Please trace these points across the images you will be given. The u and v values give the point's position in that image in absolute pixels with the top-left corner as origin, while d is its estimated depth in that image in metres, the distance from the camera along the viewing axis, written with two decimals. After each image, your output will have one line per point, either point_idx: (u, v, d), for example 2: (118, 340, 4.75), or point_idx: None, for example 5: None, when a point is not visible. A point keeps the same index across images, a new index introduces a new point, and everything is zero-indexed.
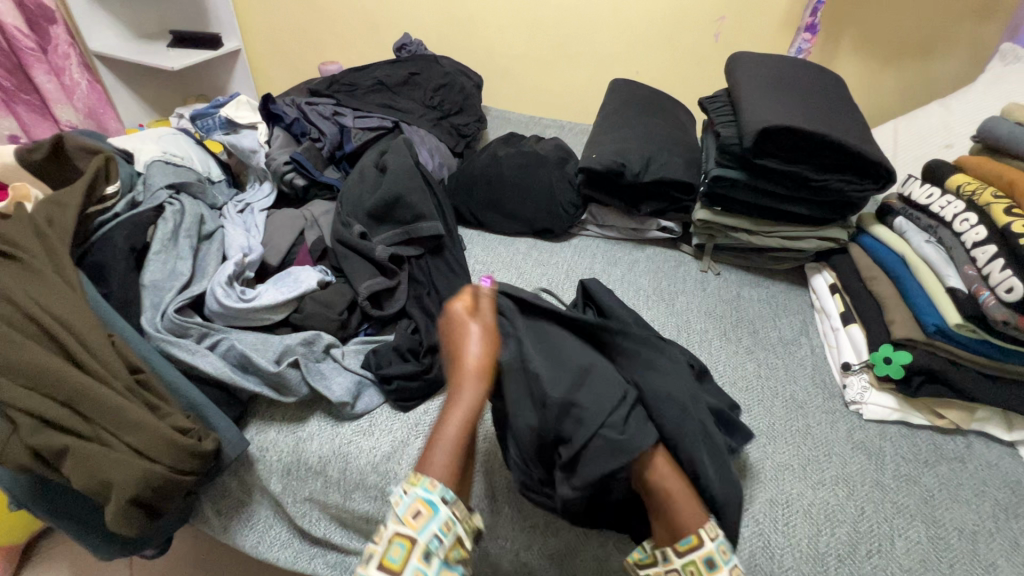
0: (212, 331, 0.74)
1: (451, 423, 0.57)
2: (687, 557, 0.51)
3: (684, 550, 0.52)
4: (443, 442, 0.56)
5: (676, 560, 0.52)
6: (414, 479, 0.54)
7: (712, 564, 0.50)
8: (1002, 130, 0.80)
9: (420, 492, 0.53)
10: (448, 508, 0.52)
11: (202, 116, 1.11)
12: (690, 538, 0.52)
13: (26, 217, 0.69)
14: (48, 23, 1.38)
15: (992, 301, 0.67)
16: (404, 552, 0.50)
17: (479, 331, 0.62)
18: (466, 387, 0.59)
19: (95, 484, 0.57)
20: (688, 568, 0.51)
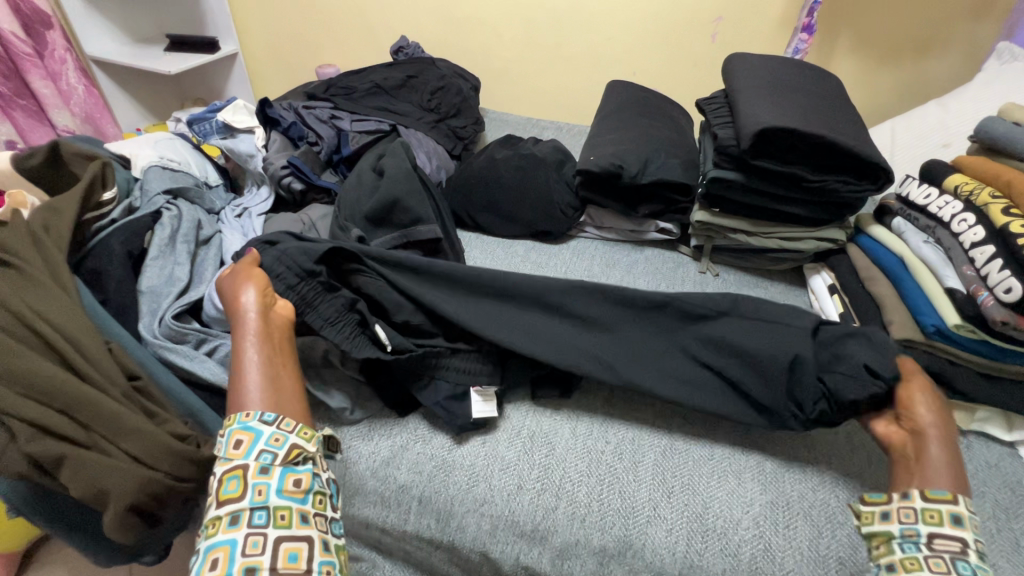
0: (210, 337, 0.74)
1: (248, 353, 0.62)
2: (935, 504, 0.56)
3: (932, 498, 0.56)
4: (244, 373, 0.60)
5: (917, 500, 0.57)
6: (229, 419, 0.57)
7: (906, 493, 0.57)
8: (999, 130, 0.80)
9: (239, 425, 0.56)
10: (270, 427, 0.56)
11: (199, 121, 1.10)
12: (942, 492, 0.56)
13: (21, 224, 0.69)
14: (44, 28, 1.38)
15: (991, 302, 0.67)
16: (239, 480, 0.53)
17: (255, 278, 0.68)
18: (247, 327, 0.64)
19: (92, 493, 0.57)
20: (929, 512, 0.55)
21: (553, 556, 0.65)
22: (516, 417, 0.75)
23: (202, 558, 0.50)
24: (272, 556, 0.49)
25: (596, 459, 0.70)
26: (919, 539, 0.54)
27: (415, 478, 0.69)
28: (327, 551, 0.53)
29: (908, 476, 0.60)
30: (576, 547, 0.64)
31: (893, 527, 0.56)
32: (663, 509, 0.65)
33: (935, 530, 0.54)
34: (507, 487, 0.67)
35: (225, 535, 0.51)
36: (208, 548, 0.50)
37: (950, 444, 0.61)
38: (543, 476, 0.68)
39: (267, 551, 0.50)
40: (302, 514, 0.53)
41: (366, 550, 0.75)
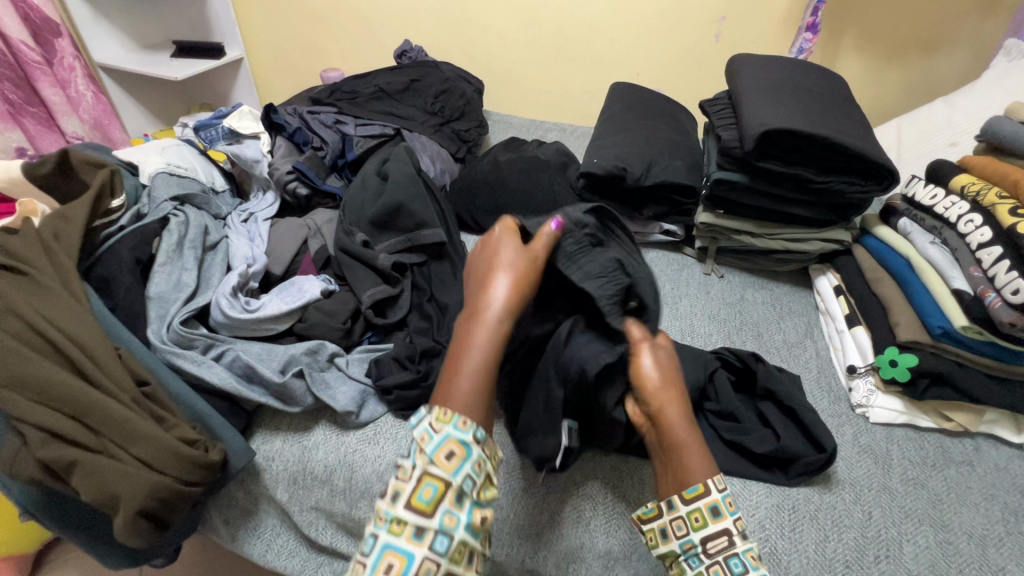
0: (217, 342, 0.74)
1: (479, 347, 0.52)
2: (693, 505, 0.52)
3: (690, 499, 0.53)
4: (467, 370, 0.51)
5: (679, 507, 0.53)
6: (444, 416, 0.49)
7: (671, 504, 0.54)
8: (1006, 129, 0.80)
9: (453, 432, 0.48)
10: (479, 450, 0.49)
11: (205, 127, 1.12)
12: (697, 486, 0.52)
13: (32, 232, 0.70)
14: (53, 36, 1.40)
15: (999, 304, 0.66)
16: (439, 495, 0.47)
17: (511, 260, 0.56)
18: (488, 322, 0.53)
19: (104, 497, 0.58)
20: (693, 516, 0.52)
21: (558, 560, 0.65)
22: None
23: (378, 552, 0.46)
24: None
25: (599, 463, 0.69)
26: (698, 551, 0.51)
27: None
28: None
29: (665, 477, 0.55)
30: (582, 550, 0.64)
31: (675, 545, 0.53)
32: None
33: (704, 535, 0.51)
34: (512, 491, 0.68)
35: (406, 542, 0.45)
36: (384, 546, 0.46)
37: (691, 419, 0.55)
38: (549, 480, 0.68)
39: None
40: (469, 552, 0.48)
41: None
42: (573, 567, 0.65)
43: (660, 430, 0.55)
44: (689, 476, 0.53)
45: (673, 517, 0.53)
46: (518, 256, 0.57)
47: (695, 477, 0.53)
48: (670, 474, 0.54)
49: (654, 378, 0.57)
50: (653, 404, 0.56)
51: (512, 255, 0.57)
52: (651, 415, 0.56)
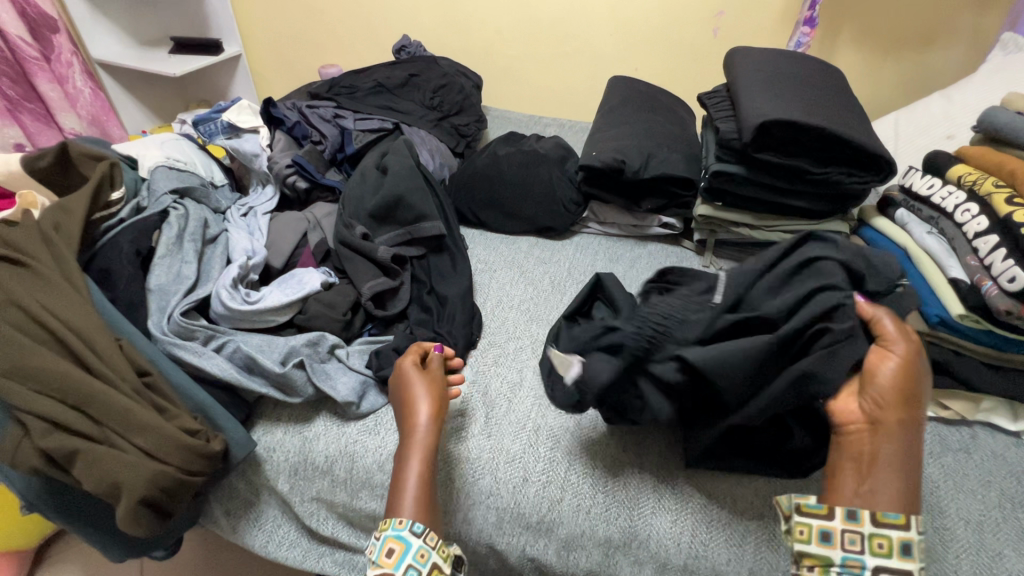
0: (218, 333, 0.75)
1: (413, 463, 0.60)
2: (885, 529, 0.48)
3: (882, 522, 0.48)
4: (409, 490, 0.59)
5: (865, 524, 0.49)
6: (384, 523, 0.56)
7: (855, 516, 0.49)
8: (1001, 119, 0.80)
9: (393, 530, 0.55)
10: (420, 540, 0.55)
11: (205, 122, 1.11)
12: (896, 515, 0.48)
13: (32, 224, 0.70)
14: (51, 32, 1.40)
15: (995, 292, 0.67)
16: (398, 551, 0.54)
17: (420, 390, 0.65)
18: (415, 439, 0.62)
19: (105, 486, 0.58)
20: (877, 540, 0.48)
21: (559, 548, 0.66)
22: (522, 410, 0.75)
23: (382, 539, 0.55)
24: None
25: (599, 453, 0.69)
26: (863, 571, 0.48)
27: None
28: None
29: (848, 485, 0.51)
30: (581, 538, 0.65)
31: (835, 552, 0.49)
32: (667, 501, 0.65)
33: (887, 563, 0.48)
34: (512, 480, 0.68)
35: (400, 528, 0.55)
36: (386, 536, 0.55)
37: (913, 446, 0.51)
38: (549, 469, 0.68)
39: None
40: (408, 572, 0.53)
41: (374, 544, 0.76)
42: (573, 553, 0.65)
43: (877, 441, 0.51)
44: (876, 495, 0.49)
45: (848, 529, 0.49)
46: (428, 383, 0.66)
47: (897, 502, 0.49)
48: (861, 487, 0.50)
49: (894, 388, 0.52)
50: (889, 415, 0.51)
51: (421, 384, 0.66)
52: (876, 418, 0.52)
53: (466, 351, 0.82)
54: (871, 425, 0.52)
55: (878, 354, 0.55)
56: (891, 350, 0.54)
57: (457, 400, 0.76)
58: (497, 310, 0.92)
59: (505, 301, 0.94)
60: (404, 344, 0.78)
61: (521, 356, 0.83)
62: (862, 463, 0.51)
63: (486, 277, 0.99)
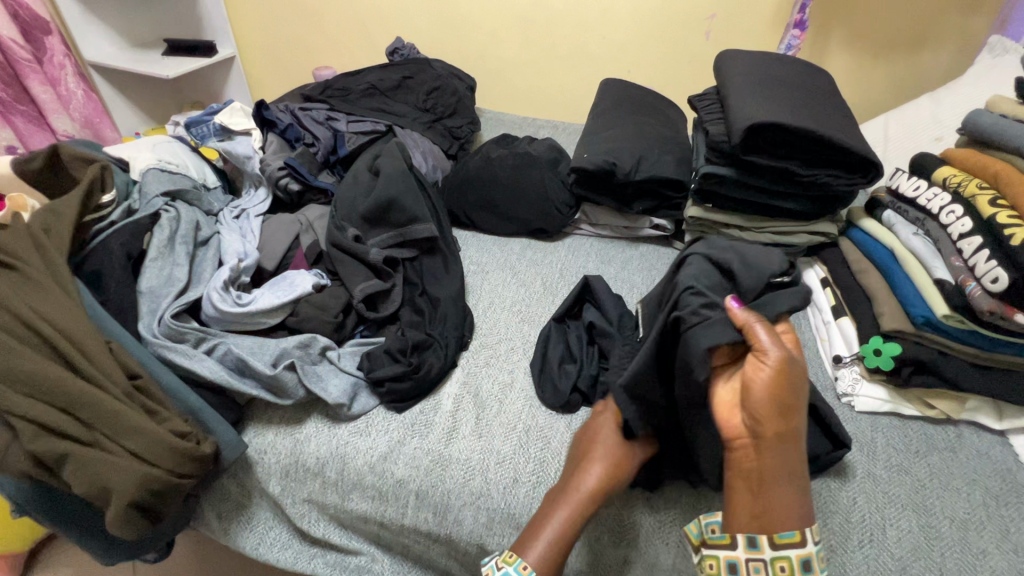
0: (209, 335, 0.75)
1: (558, 511, 0.57)
2: (784, 551, 0.49)
3: (779, 544, 0.49)
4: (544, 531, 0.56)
5: (766, 550, 0.49)
6: (507, 557, 0.55)
7: (755, 543, 0.50)
8: (985, 121, 0.81)
9: (512, 572, 0.54)
10: None
11: (196, 123, 1.12)
12: (792, 533, 0.49)
13: (22, 227, 0.70)
14: (43, 34, 1.39)
15: (978, 292, 0.68)
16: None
17: (607, 444, 0.61)
18: (571, 494, 0.58)
19: (95, 488, 0.58)
20: (778, 564, 0.49)
21: None
22: (513, 411, 0.75)
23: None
24: None
25: None
26: None
27: (414, 472, 0.70)
28: None
29: (744, 505, 0.51)
30: (571, 538, 0.65)
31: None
32: (655, 501, 0.66)
33: None
34: (503, 481, 0.68)
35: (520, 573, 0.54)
36: (502, 575, 0.54)
37: (798, 451, 0.50)
38: (539, 469, 0.69)
39: None
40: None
41: (366, 545, 0.76)
42: (563, 554, 0.66)
43: (761, 456, 0.50)
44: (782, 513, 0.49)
45: (753, 560, 0.50)
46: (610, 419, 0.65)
47: (791, 520, 0.49)
48: (757, 507, 0.50)
49: (769, 399, 0.50)
50: (767, 430, 0.50)
51: (610, 436, 0.62)
52: (761, 435, 0.50)
53: (457, 352, 0.82)
54: (752, 440, 0.50)
55: (750, 366, 0.51)
56: (764, 358, 0.51)
57: (448, 401, 0.77)
58: (490, 311, 0.92)
59: (497, 303, 0.94)
60: (393, 345, 0.78)
61: (513, 357, 0.84)
62: (753, 482, 0.50)
63: (478, 279, 0.99)
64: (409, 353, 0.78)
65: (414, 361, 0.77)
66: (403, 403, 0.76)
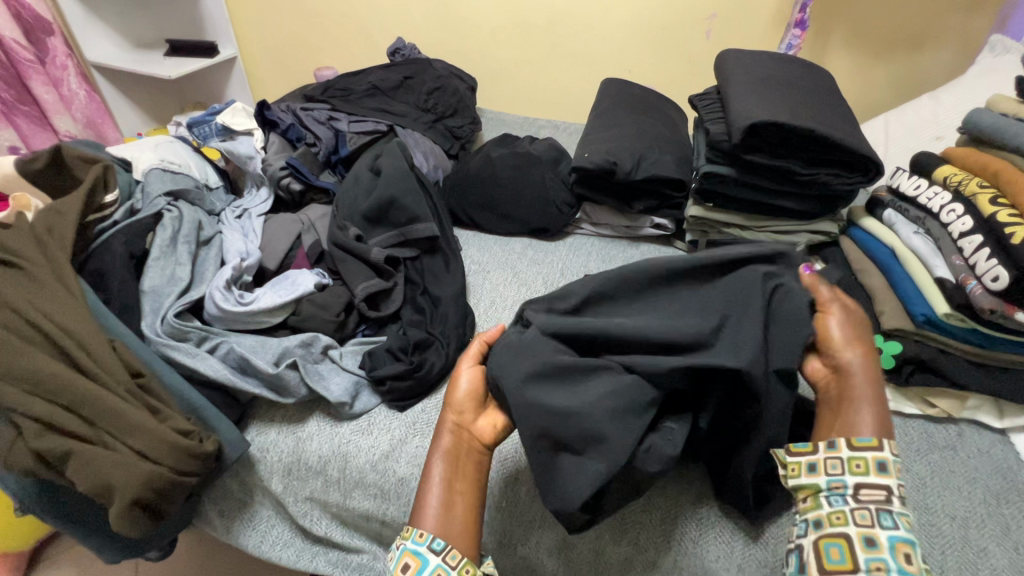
0: (212, 334, 0.75)
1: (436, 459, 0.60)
2: (861, 452, 0.52)
3: (858, 446, 0.53)
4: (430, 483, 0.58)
5: (840, 449, 0.53)
6: (406, 532, 0.55)
7: (832, 442, 0.53)
8: (985, 120, 0.81)
9: (410, 544, 0.54)
10: (437, 559, 0.52)
11: (199, 123, 1.12)
12: (869, 437, 0.53)
13: (26, 226, 0.70)
14: (45, 35, 1.40)
15: (979, 290, 0.68)
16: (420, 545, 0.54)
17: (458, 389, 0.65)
18: (439, 445, 0.61)
19: (98, 486, 0.58)
20: (856, 461, 0.52)
21: (550, 547, 0.66)
22: None
23: (399, 553, 0.54)
24: None
25: None
26: (846, 491, 0.51)
27: (415, 470, 0.70)
28: None
29: (828, 422, 0.57)
30: (573, 537, 0.65)
31: (821, 479, 0.53)
32: (656, 499, 0.66)
33: (865, 481, 0.51)
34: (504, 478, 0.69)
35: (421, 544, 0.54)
36: (403, 549, 0.54)
37: (878, 380, 0.57)
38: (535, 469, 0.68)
39: None
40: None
41: (368, 543, 0.76)
42: (564, 553, 0.66)
43: (845, 382, 0.57)
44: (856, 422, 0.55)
45: (827, 455, 0.53)
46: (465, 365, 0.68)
47: (873, 428, 0.54)
48: (840, 420, 0.56)
49: (846, 334, 0.60)
50: (847, 362, 0.58)
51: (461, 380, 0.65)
52: (839, 363, 0.58)
53: (458, 352, 0.82)
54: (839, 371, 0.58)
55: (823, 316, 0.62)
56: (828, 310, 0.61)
57: None
58: (491, 310, 0.93)
59: (499, 302, 0.94)
60: (397, 343, 0.79)
61: None
62: (838, 406, 0.57)
63: (479, 279, 0.99)
64: (412, 351, 0.79)
65: (418, 358, 0.78)
66: (404, 403, 0.76)
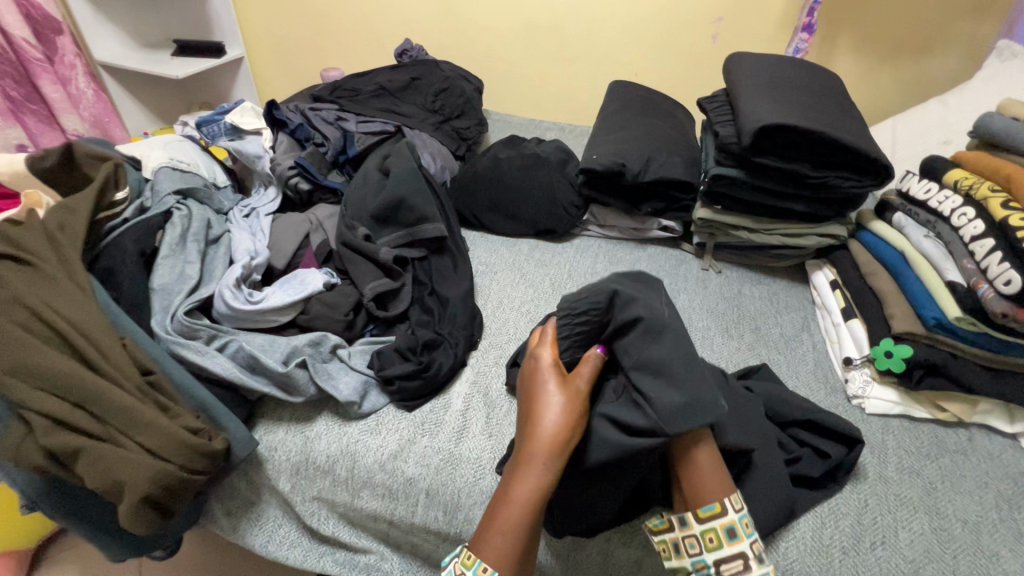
0: (221, 333, 0.75)
1: (516, 487, 0.54)
2: (708, 523, 0.54)
3: (705, 518, 0.54)
4: (508, 525, 0.53)
5: (693, 525, 0.55)
6: (467, 560, 0.53)
7: (684, 521, 0.55)
8: (996, 124, 0.81)
9: None
10: None
11: (208, 123, 1.13)
12: (713, 506, 0.54)
13: (37, 223, 0.71)
14: (54, 34, 1.40)
15: (991, 294, 0.67)
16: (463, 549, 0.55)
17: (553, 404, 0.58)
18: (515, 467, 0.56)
19: (108, 484, 0.58)
20: (708, 535, 0.54)
21: (560, 549, 0.66)
22: None
23: None
24: None
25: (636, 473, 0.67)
26: (710, 570, 0.53)
27: (424, 471, 0.70)
28: None
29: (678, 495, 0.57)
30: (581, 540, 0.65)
31: (686, 561, 0.54)
32: None
33: (718, 556, 0.53)
34: None
35: None
36: None
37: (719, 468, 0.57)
38: None
39: None
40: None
41: (375, 544, 0.76)
42: (572, 554, 0.66)
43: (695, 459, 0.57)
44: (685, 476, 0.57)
45: (687, 535, 0.55)
46: (561, 390, 0.59)
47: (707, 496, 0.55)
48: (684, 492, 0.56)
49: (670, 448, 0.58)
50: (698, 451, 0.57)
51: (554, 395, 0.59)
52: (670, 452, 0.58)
53: (466, 352, 0.82)
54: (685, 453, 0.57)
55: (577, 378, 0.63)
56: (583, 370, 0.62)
57: (458, 400, 0.77)
58: (499, 310, 0.93)
59: (506, 303, 0.94)
60: (403, 342, 0.79)
61: None
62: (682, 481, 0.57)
63: (487, 279, 0.99)
64: (419, 351, 0.79)
65: (424, 358, 0.78)
66: (411, 403, 0.76)
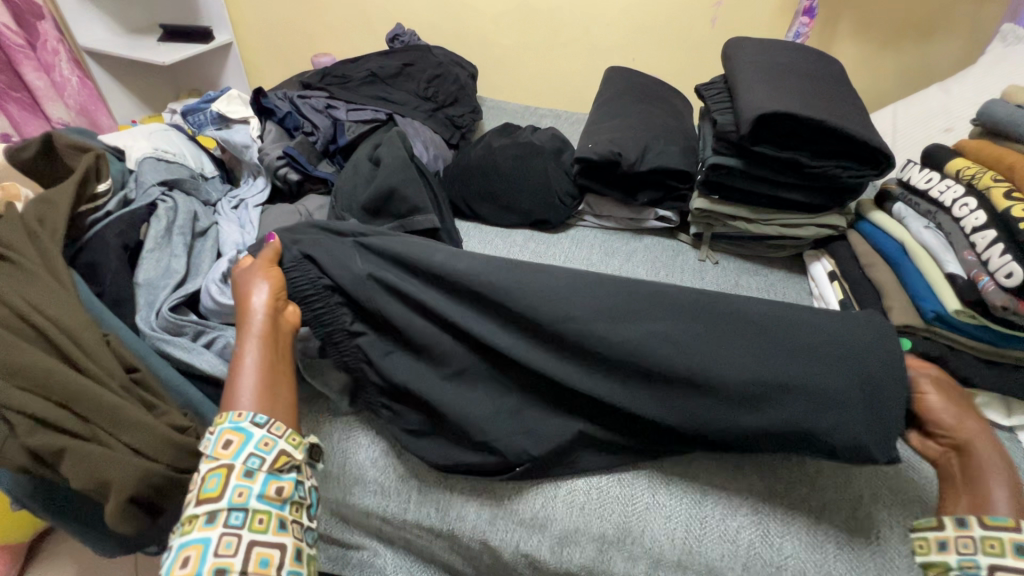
0: (207, 329, 0.73)
1: (246, 358, 0.61)
2: (994, 531, 0.52)
3: (991, 525, 0.53)
4: (251, 370, 0.59)
5: (974, 529, 0.53)
6: (220, 416, 0.56)
7: (963, 522, 0.54)
8: (1001, 112, 0.79)
9: (232, 423, 0.55)
10: (261, 430, 0.55)
11: (194, 112, 1.11)
12: (1003, 519, 0.53)
13: (15, 217, 0.68)
14: (36, 19, 1.36)
15: (991, 287, 0.66)
16: (222, 479, 0.53)
17: (262, 285, 0.66)
18: (250, 331, 0.62)
19: (93, 483, 0.57)
20: (988, 542, 0.52)
21: (553, 544, 0.65)
22: None
23: (217, 435, 0.55)
24: (245, 558, 0.50)
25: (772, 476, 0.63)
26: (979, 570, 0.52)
27: (417, 466, 0.71)
28: (297, 560, 0.53)
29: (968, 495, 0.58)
30: (575, 534, 0.65)
31: (952, 558, 0.53)
32: (665, 498, 0.65)
33: (994, 561, 0.51)
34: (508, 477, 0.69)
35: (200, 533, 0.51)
36: (179, 546, 0.50)
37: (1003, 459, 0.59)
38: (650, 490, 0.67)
39: (239, 553, 0.50)
40: (280, 520, 0.53)
41: (368, 540, 0.76)
42: (566, 549, 0.65)
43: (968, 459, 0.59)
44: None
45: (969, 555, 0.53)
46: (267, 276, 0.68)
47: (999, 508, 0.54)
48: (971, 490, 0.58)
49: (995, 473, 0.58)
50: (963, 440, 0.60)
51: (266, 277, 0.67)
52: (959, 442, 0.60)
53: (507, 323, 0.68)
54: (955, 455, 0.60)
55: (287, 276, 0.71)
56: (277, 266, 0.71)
57: None
58: None
59: None
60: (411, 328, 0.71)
61: None
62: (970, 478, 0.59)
63: None
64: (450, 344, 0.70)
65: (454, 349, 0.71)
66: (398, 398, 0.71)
